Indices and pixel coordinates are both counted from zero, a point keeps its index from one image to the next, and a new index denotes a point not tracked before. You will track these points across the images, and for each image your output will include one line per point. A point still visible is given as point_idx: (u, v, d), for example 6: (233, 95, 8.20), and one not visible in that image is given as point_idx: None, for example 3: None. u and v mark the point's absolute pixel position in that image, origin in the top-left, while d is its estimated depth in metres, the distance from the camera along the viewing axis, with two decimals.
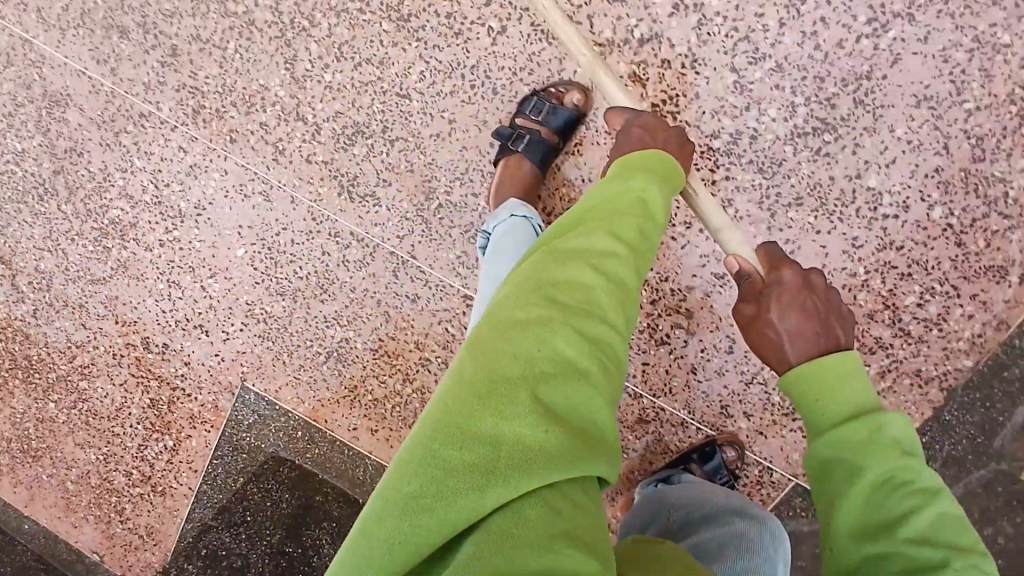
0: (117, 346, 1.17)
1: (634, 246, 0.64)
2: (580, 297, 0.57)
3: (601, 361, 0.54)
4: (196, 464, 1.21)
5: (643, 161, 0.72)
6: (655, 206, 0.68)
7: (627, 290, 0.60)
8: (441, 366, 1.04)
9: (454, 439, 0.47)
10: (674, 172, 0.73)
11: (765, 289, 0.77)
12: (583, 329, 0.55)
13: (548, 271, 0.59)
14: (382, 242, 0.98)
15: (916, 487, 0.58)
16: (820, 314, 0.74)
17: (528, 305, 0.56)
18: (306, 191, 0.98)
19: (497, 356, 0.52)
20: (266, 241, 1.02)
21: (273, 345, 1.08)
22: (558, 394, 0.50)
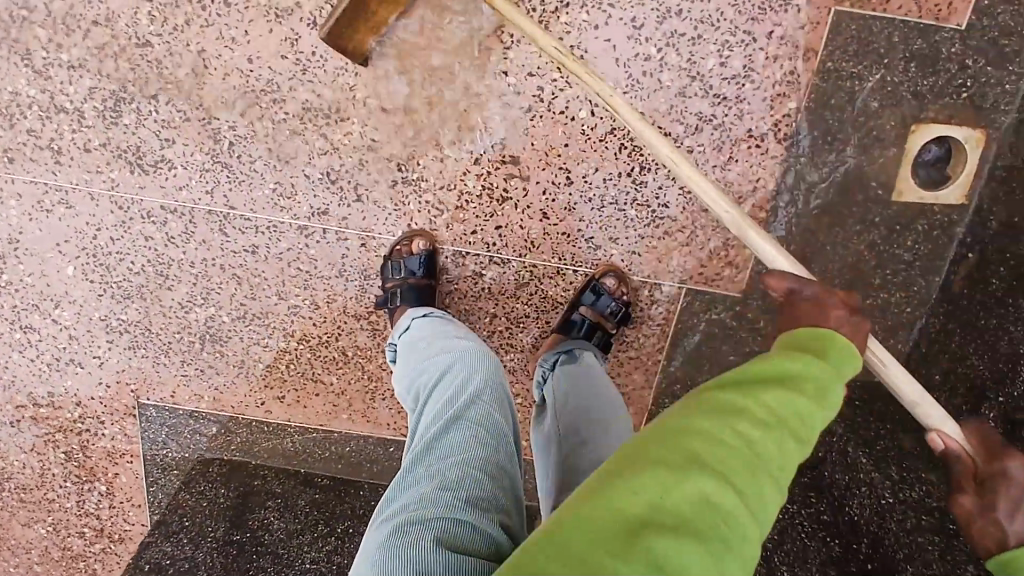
0: (10, 413, 1.13)
1: (776, 424, 0.48)
2: (714, 455, 0.45)
3: (725, 527, 0.42)
4: (137, 498, 1.17)
5: (816, 346, 0.57)
6: (812, 378, 0.52)
7: (775, 427, 0.48)
8: (312, 308, 1.01)
9: (547, 546, 0.41)
10: (845, 365, 0.55)
11: (985, 479, 0.61)
12: (713, 492, 0.43)
13: (689, 423, 0.47)
14: (195, 206, 0.94)
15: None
16: None
17: (664, 453, 0.45)
18: (100, 183, 0.94)
19: (616, 482, 0.44)
20: (87, 249, 0.98)
21: (148, 351, 1.05)
22: (666, 516, 0.42)
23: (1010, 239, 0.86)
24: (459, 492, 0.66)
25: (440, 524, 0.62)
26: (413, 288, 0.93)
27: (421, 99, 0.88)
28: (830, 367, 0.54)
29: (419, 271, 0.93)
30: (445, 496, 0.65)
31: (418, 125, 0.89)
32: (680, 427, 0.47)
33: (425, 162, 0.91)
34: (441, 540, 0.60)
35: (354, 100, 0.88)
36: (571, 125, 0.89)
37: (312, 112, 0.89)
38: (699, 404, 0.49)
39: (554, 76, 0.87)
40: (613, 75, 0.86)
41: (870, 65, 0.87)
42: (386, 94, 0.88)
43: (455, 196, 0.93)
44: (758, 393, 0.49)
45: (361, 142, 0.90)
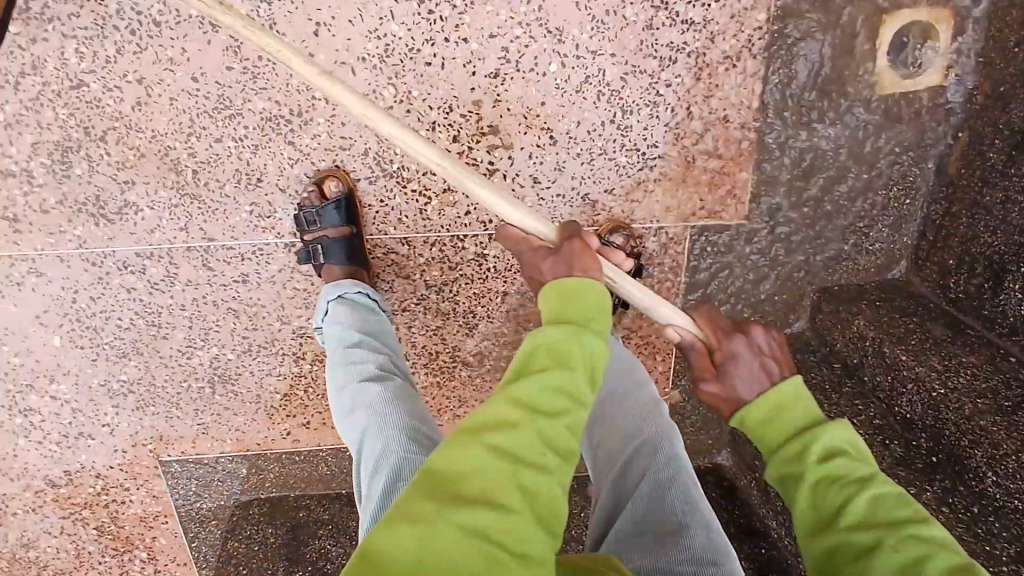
0: (30, 499, 1.08)
1: (561, 409, 0.54)
2: (507, 439, 0.50)
3: (513, 484, 0.48)
4: (181, 556, 1.14)
5: (577, 289, 0.63)
6: (583, 357, 0.58)
7: (549, 442, 0.52)
8: (318, 327, 0.96)
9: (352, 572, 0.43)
10: (587, 296, 0.63)
11: (720, 366, 0.69)
12: (492, 442, 0.50)
13: (470, 428, 0.52)
14: (172, 245, 0.90)
15: (850, 479, 0.57)
16: (773, 357, 0.68)
17: (447, 496, 0.46)
18: (67, 243, 0.89)
19: (428, 486, 0.47)
20: (69, 315, 0.93)
21: (158, 407, 1.00)
22: (471, 513, 0.45)
23: (997, 109, 0.85)
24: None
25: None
26: (336, 238, 0.86)
27: (386, 84, 0.84)
28: (576, 366, 0.57)
29: (337, 220, 0.85)
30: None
31: (387, 115, 0.85)
32: (460, 461, 0.49)
33: (400, 150, 0.87)
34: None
35: (315, 100, 0.84)
36: (545, 81, 0.85)
37: (272, 120, 0.84)
38: (472, 425, 0.52)
39: (516, 33, 0.83)
40: (576, 20, 0.83)
41: None
42: (348, 88, 0.83)
43: (440, 179, 0.89)
44: (523, 382, 0.55)
45: (332, 143, 0.86)
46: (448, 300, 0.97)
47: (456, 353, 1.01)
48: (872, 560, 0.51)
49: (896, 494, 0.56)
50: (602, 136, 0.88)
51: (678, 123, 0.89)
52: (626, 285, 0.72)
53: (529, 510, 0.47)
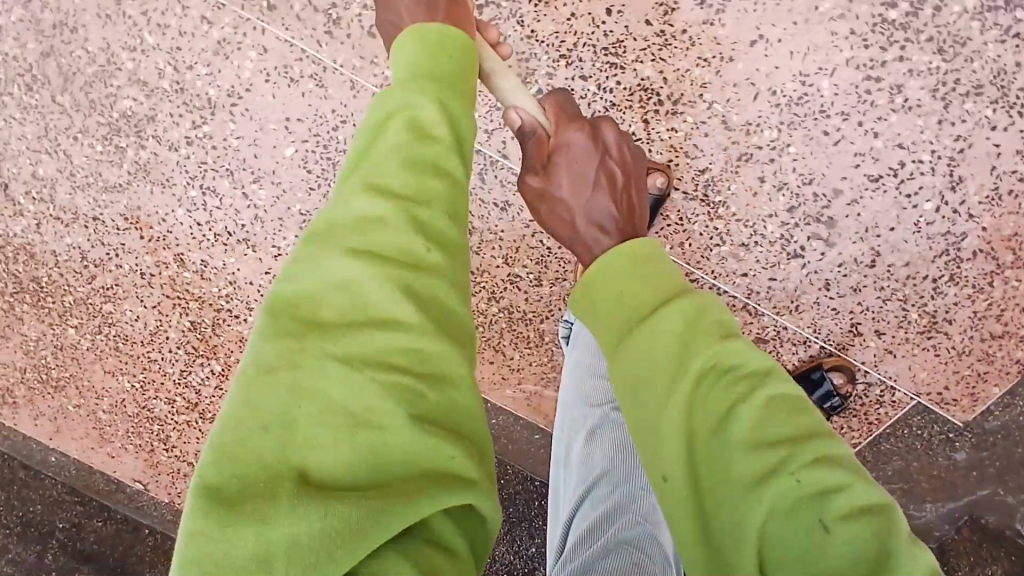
0: (147, 263, 1.02)
1: (432, 202, 0.47)
2: (354, 345, 0.41)
3: (386, 388, 0.40)
4: None
5: (441, 38, 0.53)
6: (451, 128, 0.50)
7: (410, 268, 0.44)
8: (533, 284, 0.92)
9: (243, 427, 0.39)
10: (446, 40, 0.53)
11: (553, 155, 0.65)
12: (347, 349, 0.41)
13: (340, 260, 0.43)
14: None
15: (740, 370, 0.48)
16: (613, 181, 0.65)
17: (286, 360, 0.41)
18: (368, 75, 0.82)
19: (262, 409, 0.40)
20: (321, 138, 0.86)
21: None
22: (348, 446, 0.39)
23: None
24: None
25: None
26: None
27: (773, 125, 0.76)
28: (453, 136, 0.50)
29: None
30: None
31: (751, 151, 0.78)
32: (266, 346, 0.41)
33: (734, 188, 0.80)
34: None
35: (701, 99, 0.76)
36: (909, 212, 0.79)
37: (645, 91, 0.77)
38: (266, 321, 0.42)
39: (923, 157, 0.76)
40: (980, 180, 0.77)
41: None
42: (737, 107, 0.76)
43: (747, 233, 0.83)
44: (327, 257, 0.44)
45: (681, 143, 0.79)
46: None
47: None
48: (767, 478, 0.43)
49: (797, 400, 0.48)
50: (913, 285, 0.84)
51: (985, 315, 0.84)
52: (521, 99, 0.63)
53: (419, 397, 0.41)
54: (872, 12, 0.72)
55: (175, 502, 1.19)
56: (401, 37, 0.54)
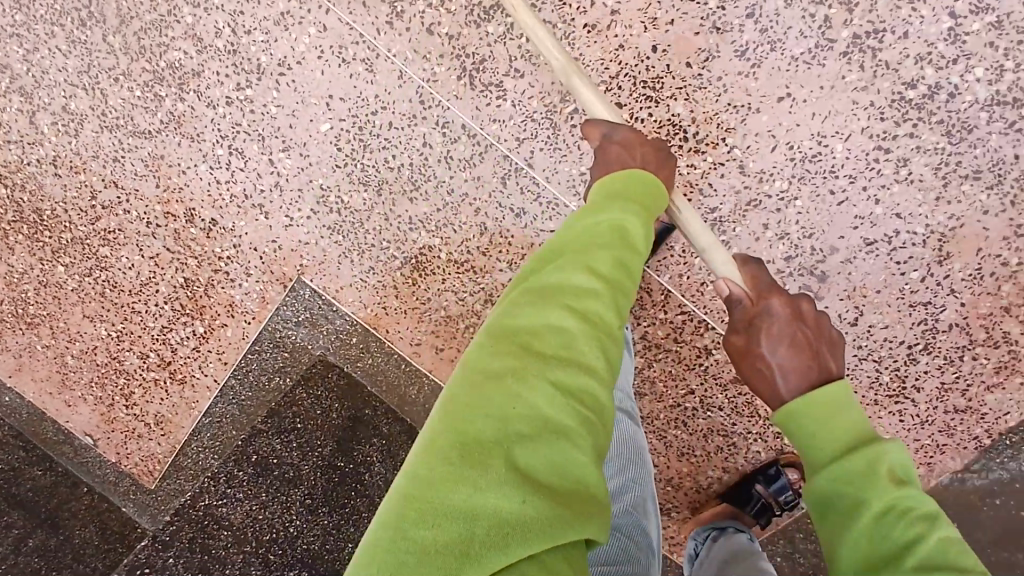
0: (155, 212, 1.03)
1: (612, 281, 0.62)
2: (559, 372, 0.53)
3: (575, 408, 0.52)
4: (228, 356, 1.09)
5: (642, 184, 0.71)
6: (633, 241, 0.66)
7: (596, 337, 0.57)
8: None
9: (462, 425, 0.51)
10: (652, 197, 0.71)
11: (754, 318, 0.72)
12: (556, 376, 0.53)
13: (557, 315, 0.57)
14: (496, 143, 0.87)
15: (917, 513, 0.54)
16: (809, 341, 0.70)
17: (511, 373, 0.53)
18: (417, 68, 0.86)
19: (474, 405, 0.52)
20: (357, 120, 0.90)
21: (343, 241, 0.97)
22: (534, 454, 0.49)
23: None
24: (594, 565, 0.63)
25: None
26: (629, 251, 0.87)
27: (785, 177, 0.83)
28: (632, 247, 0.65)
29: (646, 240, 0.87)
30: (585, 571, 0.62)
31: (760, 198, 0.84)
32: (486, 359, 0.55)
33: (739, 230, 0.85)
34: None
35: (721, 142, 0.83)
36: (895, 278, 0.85)
37: (673, 126, 0.83)
38: (490, 350, 0.56)
39: (916, 229, 0.83)
40: (965, 259, 0.83)
41: None
42: (754, 154, 0.83)
43: None
44: (542, 310, 0.58)
45: (696, 181, 0.84)
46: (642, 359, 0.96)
47: None
48: None
49: (895, 496, 0.55)
50: (888, 348, 0.89)
51: (952, 387, 0.90)
52: (715, 256, 0.76)
53: (588, 440, 0.52)
54: (893, 89, 0.79)
55: (120, 466, 1.15)
56: (603, 181, 0.72)
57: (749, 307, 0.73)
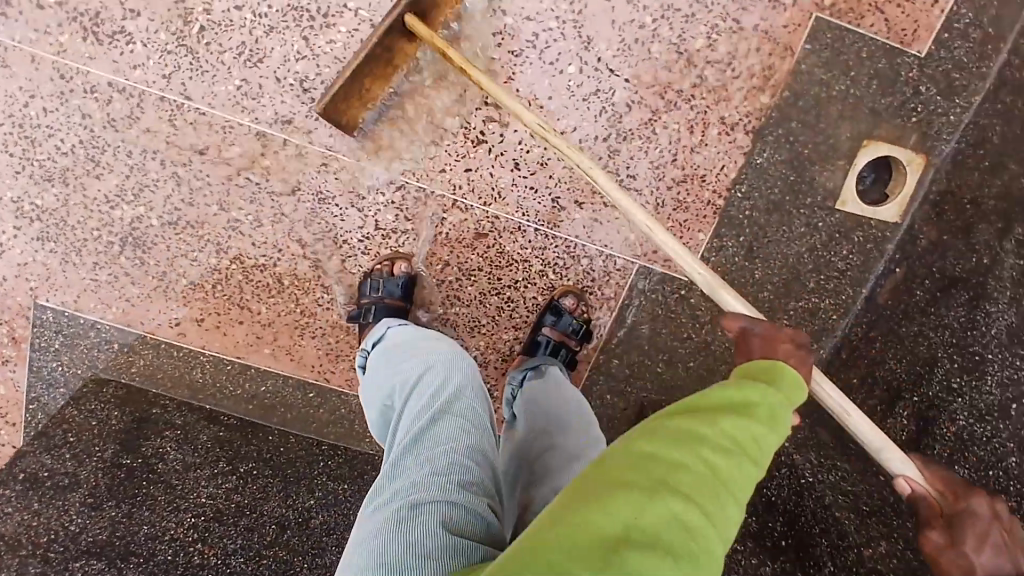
0: None
1: (736, 450, 0.49)
2: (676, 481, 0.45)
3: (675, 533, 0.43)
4: (7, 416, 1.03)
5: (771, 372, 0.56)
6: (740, 406, 0.52)
7: (720, 482, 0.47)
8: (255, 227, 0.94)
9: (556, 517, 0.44)
10: (792, 391, 0.55)
11: (953, 517, 0.60)
12: (671, 506, 0.44)
13: (638, 446, 0.48)
14: (148, 88, 0.89)
15: None
16: (1010, 547, 0.56)
17: (608, 479, 0.46)
18: (46, 47, 0.88)
19: (595, 501, 0.44)
20: (15, 117, 0.90)
21: (57, 246, 0.95)
22: (642, 516, 0.43)
23: (935, 255, 0.94)
24: (452, 478, 0.66)
25: (434, 507, 0.62)
26: (390, 307, 0.94)
27: None
28: (776, 383, 0.55)
29: (397, 292, 0.94)
30: (444, 484, 0.65)
31: (405, 47, 0.86)
32: (642, 449, 0.47)
33: (402, 85, 0.89)
34: (437, 526, 0.61)
35: (345, 8, 0.85)
36: (559, 78, 0.90)
37: (298, 10, 0.85)
38: (631, 457, 0.47)
39: (552, 25, 0.88)
40: (606, 35, 0.89)
41: (838, 75, 0.93)
42: (379, 9, 0.85)
43: (431, 130, 0.91)
44: (714, 418, 0.49)
45: (342, 53, 0.87)
46: (386, 248, 0.96)
47: None
48: None
49: None
50: (590, 148, 0.92)
51: (661, 163, 0.94)
52: (874, 437, 0.66)
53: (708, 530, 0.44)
54: None
55: None
56: (743, 370, 0.58)
57: (948, 505, 0.61)
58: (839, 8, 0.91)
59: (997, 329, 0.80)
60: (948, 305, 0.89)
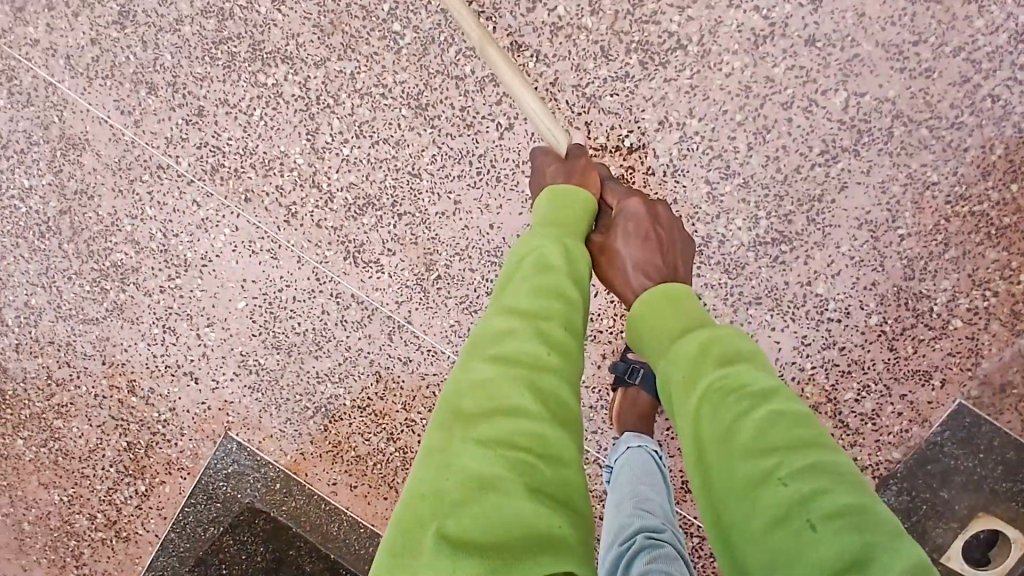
0: (100, 386, 1.15)
1: (557, 342, 0.62)
2: (482, 412, 0.56)
3: (491, 464, 0.52)
4: (167, 511, 1.18)
5: (570, 193, 0.82)
6: (561, 302, 0.65)
7: (470, 434, 0.55)
8: (425, 429, 1.10)
9: (424, 472, 0.54)
10: (566, 212, 0.80)
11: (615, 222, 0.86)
12: (479, 437, 0.54)
13: (448, 395, 0.60)
14: (381, 307, 1.05)
15: (757, 391, 0.55)
16: (645, 233, 0.84)
17: (450, 398, 0.59)
18: (313, 253, 1.04)
19: (436, 465, 0.54)
20: (268, 294, 1.06)
21: (262, 397, 1.11)
22: (462, 517, 0.49)
23: None
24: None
25: None
26: None
27: (607, 316, 1.03)
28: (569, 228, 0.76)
29: None
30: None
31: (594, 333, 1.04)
32: (476, 367, 0.60)
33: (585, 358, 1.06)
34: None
35: None
36: None
37: None
38: (458, 390, 0.58)
39: None
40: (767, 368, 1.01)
41: (968, 453, 1.03)
42: None
43: (595, 397, 1.06)
44: (519, 291, 0.67)
45: None
46: None
47: None
48: (796, 497, 0.48)
49: (803, 442, 0.51)
50: None
51: None
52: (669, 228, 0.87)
53: (549, 415, 0.57)
54: None
55: None
56: (651, 294, 0.71)
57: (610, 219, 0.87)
58: (981, 399, 1.01)
59: None
60: None
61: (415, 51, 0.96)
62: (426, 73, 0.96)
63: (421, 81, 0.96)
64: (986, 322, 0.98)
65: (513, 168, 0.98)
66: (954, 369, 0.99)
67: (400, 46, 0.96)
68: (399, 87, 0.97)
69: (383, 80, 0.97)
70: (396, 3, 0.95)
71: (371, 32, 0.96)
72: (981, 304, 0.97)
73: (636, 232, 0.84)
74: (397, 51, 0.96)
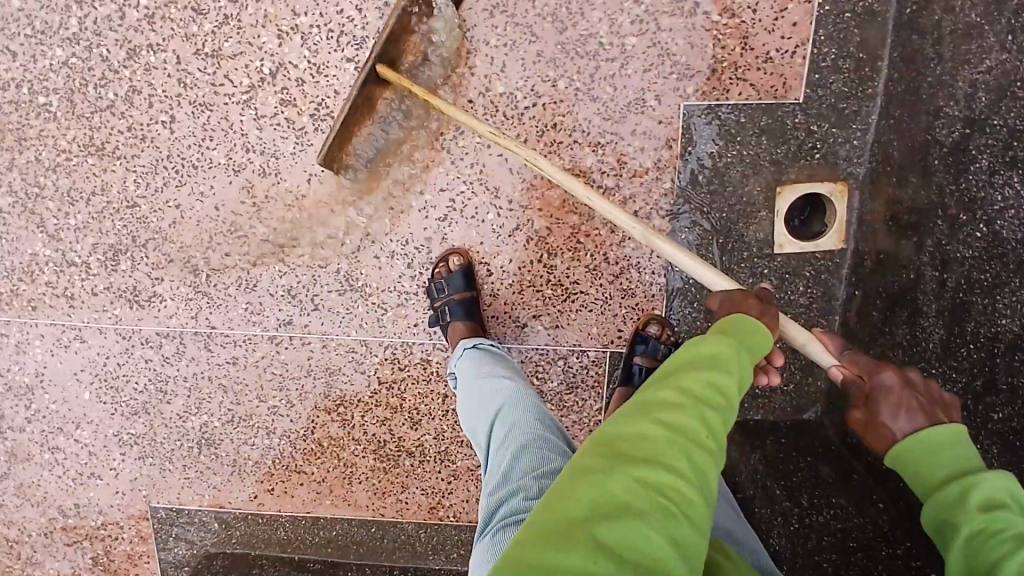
0: (42, 525, 1.27)
1: (708, 430, 0.57)
2: (640, 450, 0.54)
3: (647, 496, 0.51)
4: None
5: (747, 328, 0.68)
6: (724, 396, 0.60)
7: (632, 463, 0.53)
8: (289, 406, 1.17)
9: (570, 483, 0.53)
10: (751, 339, 0.68)
11: (870, 396, 0.72)
12: (637, 473, 0.52)
13: (605, 434, 0.58)
14: (183, 329, 1.12)
15: (1009, 536, 0.55)
16: (922, 407, 0.67)
17: (609, 437, 0.57)
18: (106, 318, 1.13)
19: (584, 478, 0.53)
20: (99, 373, 1.17)
21: (154, 459, 1.21)
22: (614, 530, 0.48)
23: (879, 277, 0.98)
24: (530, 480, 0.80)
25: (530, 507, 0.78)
26: (459, 301, 1.05)
27: (355, 224, 1.06)
28: (746, 351, 0.66)
29: (459, 285, 1.05)
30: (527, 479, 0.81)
31: (357, 244, 1.07)
32: (631, 421, 0.57)
33: (365, 270, 1.08)
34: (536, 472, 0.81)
35: (302, 228, 1.07)
36: (483, 226, 1.07)
37: (270, 243, 1.07)
38: (618, 433, 0.56)
39: (462, 189, 1.05)
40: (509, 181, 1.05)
41: (725, 145, 1.01)
42: (330, 219, 1.06)
43: (397, 296, 1.10)
44: (692, 370, 0.61)
45: (313, 259, 1.08)
46: (394, 395, 1.16)
47: (401, 443, 1.18)
48: None
49: None
50: (530, 273, 1.09)
51: (597, 266, 1.08)
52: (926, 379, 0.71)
53: (700, 492, 0.54)
54: (362, 126, 1.02)
55: None
56: (917, 452, 0.65)
57: (863, 393, 0.73)
58: (703, 91, 0.99)
59: (934, 343, 0.86)
60: (895, 324, 0.93)
61: (66, 109, 1.05)
62: (85, 120, 1.05)
63: (86, 129, 1.05)
64: (656, 23, 0.97)
65: (195, 148, 1.04)
66: (660, 81, 0.99)
67: (53, 113, 1.05)
68: (75, 144, 1.06)
69: (61, 147, 1.06)
70: (27, 82, 1.04)
71: (27, 116, 1.05)
72: (640, 9, 0.97)
73: (892, 401, 0.69)
74: (54, 118, 1.05)
